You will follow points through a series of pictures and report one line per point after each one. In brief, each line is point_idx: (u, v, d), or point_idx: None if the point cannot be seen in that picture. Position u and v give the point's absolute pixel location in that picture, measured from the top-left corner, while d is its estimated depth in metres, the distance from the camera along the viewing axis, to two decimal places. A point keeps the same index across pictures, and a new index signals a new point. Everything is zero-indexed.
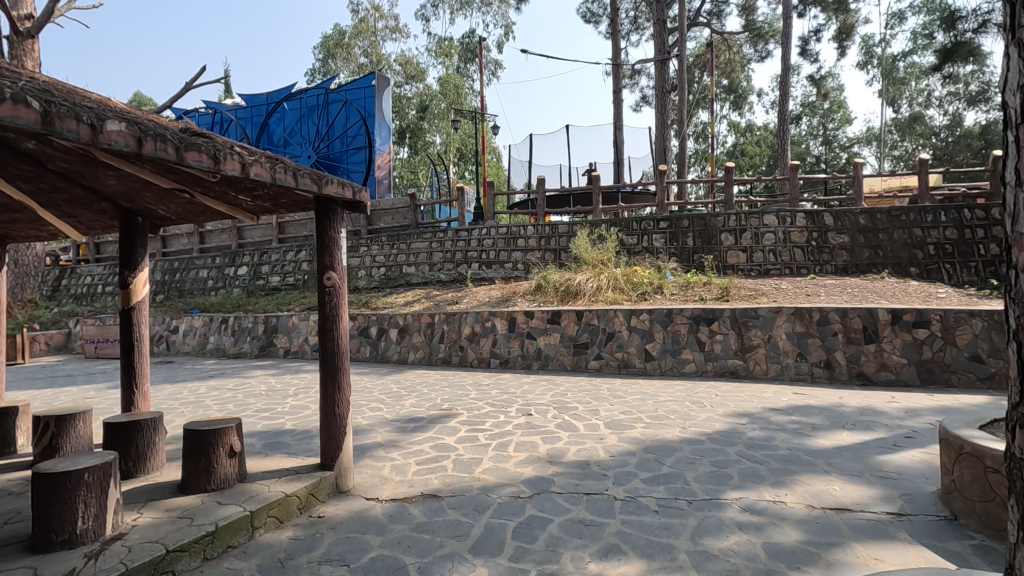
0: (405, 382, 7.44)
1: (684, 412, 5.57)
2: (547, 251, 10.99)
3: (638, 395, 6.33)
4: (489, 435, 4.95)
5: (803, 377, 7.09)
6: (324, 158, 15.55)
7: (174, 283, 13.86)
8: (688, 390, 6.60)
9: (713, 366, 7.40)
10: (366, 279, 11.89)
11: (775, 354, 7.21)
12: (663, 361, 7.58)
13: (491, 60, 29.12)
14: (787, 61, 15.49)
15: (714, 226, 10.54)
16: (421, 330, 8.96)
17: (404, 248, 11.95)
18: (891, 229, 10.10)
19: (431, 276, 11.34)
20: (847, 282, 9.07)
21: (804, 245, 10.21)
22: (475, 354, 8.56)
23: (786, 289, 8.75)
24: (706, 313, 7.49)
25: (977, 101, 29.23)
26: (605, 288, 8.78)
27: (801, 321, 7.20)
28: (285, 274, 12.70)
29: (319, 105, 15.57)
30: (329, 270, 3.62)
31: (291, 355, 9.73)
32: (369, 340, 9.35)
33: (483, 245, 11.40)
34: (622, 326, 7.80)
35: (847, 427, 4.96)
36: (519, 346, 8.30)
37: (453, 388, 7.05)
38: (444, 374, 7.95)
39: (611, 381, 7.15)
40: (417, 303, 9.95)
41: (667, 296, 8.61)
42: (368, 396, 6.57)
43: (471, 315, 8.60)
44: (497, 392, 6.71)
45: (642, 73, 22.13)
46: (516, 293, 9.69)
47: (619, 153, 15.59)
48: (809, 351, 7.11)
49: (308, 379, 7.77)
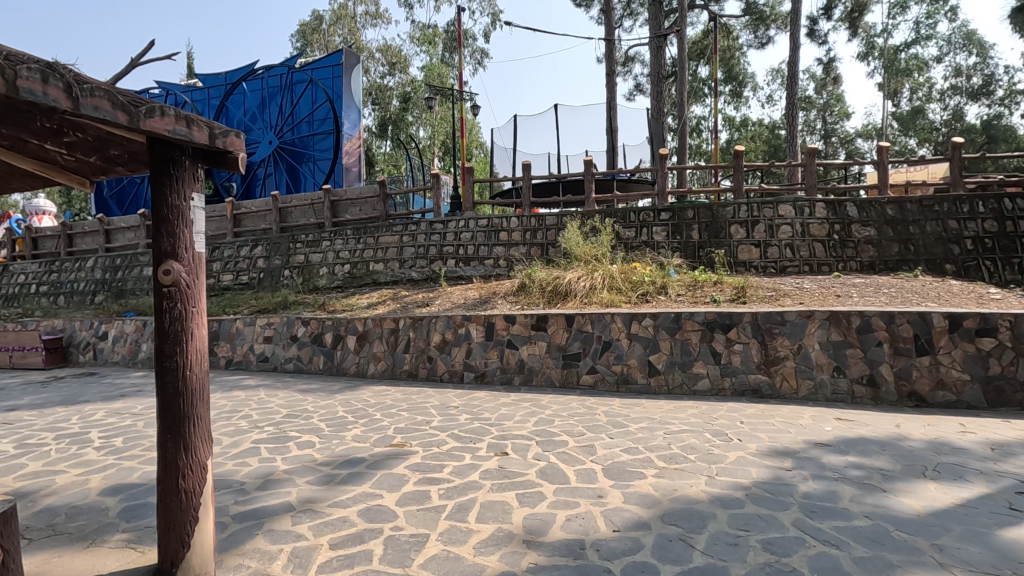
0: (356, 403, 6.08)
1: (705, 450, 4.26)
2: (533, 246, 9.67)
3: (644, 423, 5.03)
4: (444, 490, 3.60)
5: (842, 397, 5.81)
6: (288, 144, 14.19)
7: (115, 282, 12.36)
8: (704, 414, 5.30)
9: (731, 382, 6.11)
10: (329, 277, 10.49)
11: (807, 368, 5.93)
12: (671, 376, 6.28)
13: (477, 49, 27.81)
14: (795, 41, 14.32)
15: (722, 217, 9.28)
16: (383, 337, 7.61)
17: (372, 242, 10.60)
18: (923, 220, 8.92)
19: (401, 275, 9.96)
20: (878, 280, 7.83)
21: (825, 239, 8.95)
22: (445, 366, 7.21)
23: (811, 288, 7.49)
24: (721, 318, 6.22)
25: (979, 95, 28.49)
26: (600, 288, 7.47)
27: (837, 327, 5.93)
28: (238, 272, 11.36)
29: (282, 85, 14.19)
30: (168, 260, 2.24)
31: (234, 366, 8.45)
32: (323, 349, 7.96)
33: (460, 238, 10.05)
34: (621, 334, 6.51)
35: (930, 476, 3.67)
36: (498, 356, 6.97)
37: (416, 410, 5.72)
38: (407, 391, 6.60)
39: (609, 402, 5.83)
40: (381, 306, 8.58)
41: (672, 298, 7.32)
42: (303, 425, 5.21)
43: (442, 320, 7.29)
44: (466, 417, 5.39)
45: (636, 61, 20.90)
46: (496, 293, 8.35)
47: (613, 140, 14.30)
48: (848, 365, 5.85)
49: (240, 399, 6.37)
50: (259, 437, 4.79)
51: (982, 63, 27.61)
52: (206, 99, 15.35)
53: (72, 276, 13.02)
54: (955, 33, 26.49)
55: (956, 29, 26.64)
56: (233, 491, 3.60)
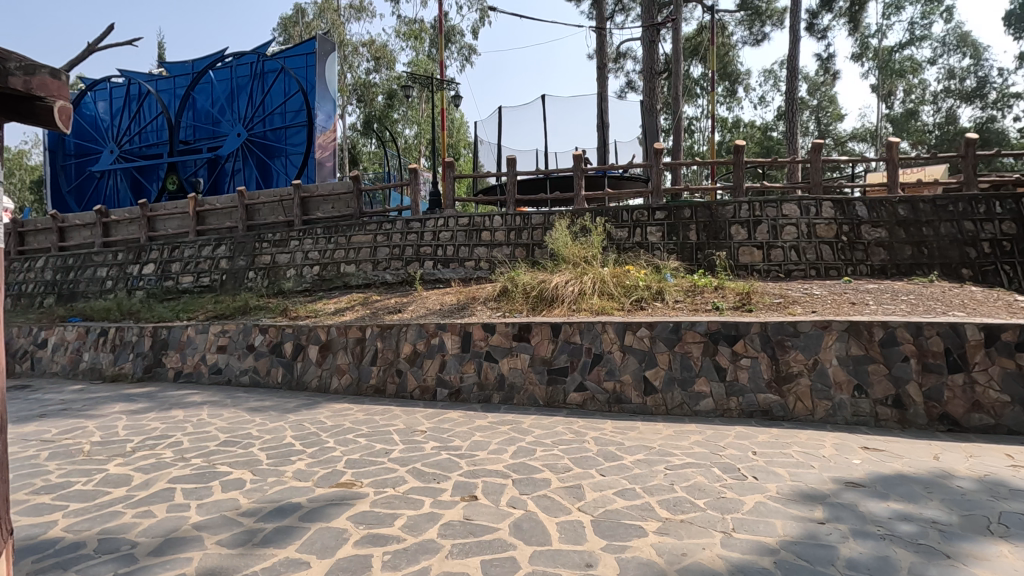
0: (308, 425, 5.27)
1: (717, 494, 3.51)
2: (518, 247, 8.91)
3: (641, 454, 4.29)
4: (390, 554, 2.81)
5: (864, 420, 5.09)
6: (258, 137, 13.49)
7: (67, 284, 11.52)
8: (710, 442, 4.57)
9: (738, 403, 5.38)
10: (296, 279, 9.65)
11: (824, 386, 5.22)
12: (670, 395, 5.54)
13: (465, 45, 27.08)
14: (795, 35, 13.73)
15: (721, 217, 8.60)
16: (348, 348, 6.83)
17: (343, 242, 9.80)
18: (937, 221, 8.29)
19: (375, 277, 9.15)
20: (893, 286, 7.15)
21: (832, 241, 8.28)
22: (416, 382, 6.42)
23: (822, 295, 6.79)
24: (726, 329, 5.51)
25: (973, 98, 28.24)
26: (590, 293, 6.75)
27: (857, 340, 5.24)
28: (199, 274, 10.50)
29: (252, 75, 13.56)
30: None
31: (183, 378, 7.60)
32: (282, 360, 7.14)
33: (439, 238, 9.28)
34: (613, 346, 5.78)
35: (998, 532, 2.96)
36: (475, 370, 6.19)
37: (377, 435, 4.95)
38: (370, 411, 5.80)
39: (599, 426, 5.08)
40: (350, 312, 7.79)
41: (669, 305, 6.59)
42: (238, 456, 4.40)
43: (413, 329, 6.53)
44: (432, 445, 4.62)
45: (628, 57, 20.27)
46: (476, 298, 7.58)
47: (604, 136, 13.60)
48: (870, 384, 5.14)
49: (177, 420, 5.54)
50: (179, 474, 3.98)
51: (976, 65, 27.34)
52: (172, 88, 14.91)
53: (22, 278, 12.15)
54: (949, 34, 26.20)
55: (951, 30, 26.35)
56: (118, 558, 2.79)
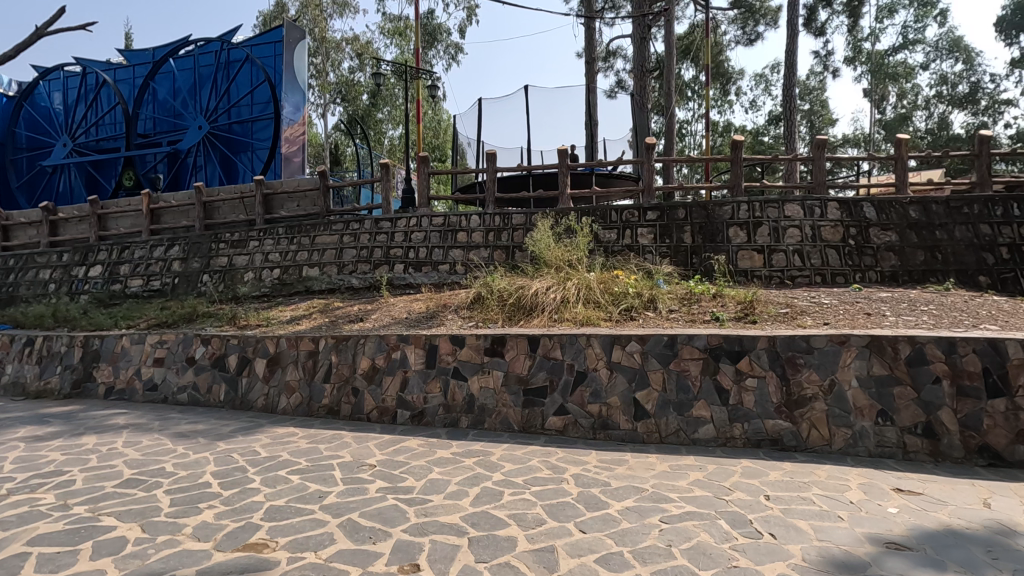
0: (237, 458, 4.43)
1: (729, 563, 2.73)
2: (496, 249, 8.14)
3: (630, 501, 3.50)
4: None
5: (891, 452, 4.36)
6: (222, 130, 13.34)
7: (7, 288, 10.60)
8: (713, 483, 3.81)
9: (743, 430, 4.62)
10: (253, 283, 8.78)
11: (843, 413, 4.49)
12: (664, 421, 4.78)
13: (452, 44, 26.38)
14: (792, 30, 13.10)
15: (718, 218, 7.90)
16: (299, 362, 6.01)
17: (307, 243, 8.98)
18: (951, 224, 7.64)
19: (339, 282, 8.32)
20: (910, 295, 6.45)
21: (839, 245, 7.58)
22: (374, 402, 5.61)
23: (833, 304, 6.07)
24: (729, 344, 4.78)
25: (965, 103, 28.00)
26: (573, 301, 6.00)
27: (880, 358, 4.52)
28: (150, 277, 9.62)
29: (217, 65, 13.46)
30: None
31: (114, 394, 6.73)
32: (225, 375, 6.30)
33: (411, 238, 8.49)
34: (599, 362, 5.02)
35: None
36: (441, 390, 5.40)
37: (318, 471, 4.13)
38: (316, 438, 4.98)
39: (581, 460, 4.30)
40: (305, 320, 6.96)
41: (662, 316, 5.84)
42: (134, 502, 3.55)
43: (372, 341, 5.74)
44: (378, 487, 3.80)
45: (618, 56, 19.66)
46: (447, 306, 6.79)
47: (592, 134, 12.88)
48: (896, 410, 4.43)
49: (84, 450, 4.67)
50: (46, 531, 3.13)
51: (968, 70, 27.12)
52: (131, 79, 14.69)
53: None
54: (942, 39, 25.90)
55: (943, 34, 26.05)
56: None
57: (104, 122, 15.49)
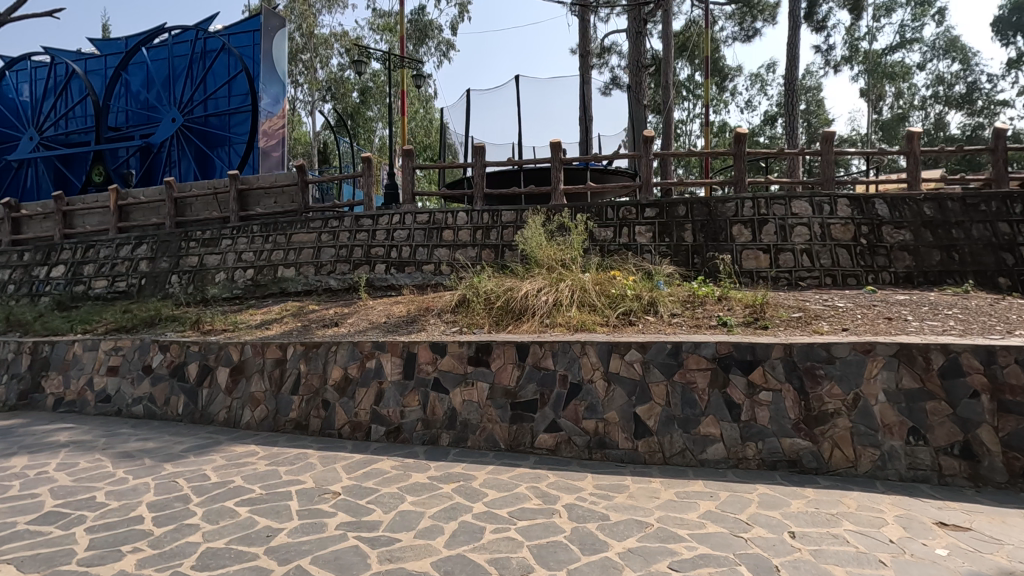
0: (181, 485, 3.86)
1: None
2: (485, 248, 7.61)
3: (634, 541, 2.97)
4: None
5: (924, 476, 3.86)
6: (198, 122, 13.49)
7: None
8: (728, 516, 3.28)
9: (757, 450, 4.11)
10: (225, 285, 8.20)
11: (869, 431, 3.99)
12: (668, 439, 4.26)
13: (443, 41, 25.85)
14: (793, 23, 12.66)
15: (721, 215, 7.41)
16: (264, 371, 5.45)
17: (282, 242, 8.42)
18: (968, 222, 7.18)
19: (316, 284, 7.75)
20: (931, 298, 5.97)
21: (850, 244, 7.11)
22: (346, 417, 5.06)
23: (850, 308, 5.58)
24: (740, 352, 4.28)
25: (961, 103, 27.78)
26: (567, 303, 5.49)
27: (911, 369, 4.03)
28: (115, 277, 9.03)
29: (192, 54, 13.58)
30: None
31: (63, 405, 6.16)
32: (184, 386, 5.73)
33: (393, 237, 7.95)
34: (595, 373, 4.51)
35: None
36: (420, 404, 4.86)
37: (271, 502, 3.56)
38: (277, 458, 4.42)
39: (576, 486, 3.77)
40: (276, 325, 6.41)
41: (664, 320, 5.33)
42: (43, 545, 2.99)
43: (345, 349, 5.19)
44: (338, 523, 3.24)
45: (613, 52, 19.21)
46: (430, 309, 6.26)
47: (587, 129, 12.39)
48: (928, 428, 3.94)
49: (9, 475, 4.09)
50: None
51: (965, 70, 26.90)
52: (103, 69, 14.64)
53: None
54: (939, 38, 25.65)
55: (940, 34, 25.79)
56: None
57: (74, 114, 14.91)
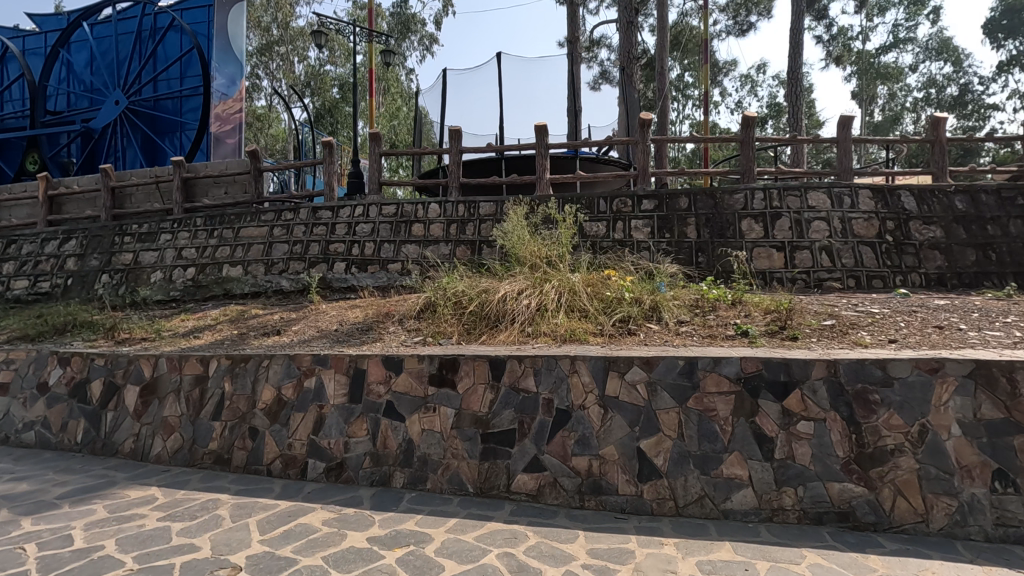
0: (27, 556, 2.83)
1: None
2: (460, 244, 6.65)
3: None
4: None
5: (1016, 534, 2.96)
6: (144, 104, 12.75)
7: None
8: None
9: (798, 498, 3.19)
10: (161, 286, 7.13)
11: (942, 475, 3.08)
12: (682, 483, 3.32)
13: (427, 35, 24.87)
14: (796, 10, 11.91)
15: (728, 209, 6.54)
16: (180, 392, 4.42)
17: (229, 237, 7.39)
18: (1005, 218, 6.38)
19: (264, 284, 6.71)
20: (977, 303, 5.12)
21: (875, 242, 6.26)
22: (277, 449, 4.06)
23: (890, 315, 4.69)
24: (772, 371, 3.36)
25: (953, 107, 27.48)
26: (552, 306, 4.55)
27: (997, 394, 3.11)
28: (37, 277, 7.94)
29: (138, 30, 12.79)
30: None
31: None
32: (83, 407, 4.70)
33: (356, 231, 6.95)
34: (587, 396, 3.56)
35: None
36: (368, 434, 3.87)
37: None
38: (175, 509, 3.40)
39: (563, 554, 2.80)
40: (206, 333, 5.39)
41: (666, 326, 4.43)
42: None
43: (279, 363, 4.19)
44: None
45: (602, 46, 18.42)
46: (390, 313, 5.29)
47: (575, 117, 11.39)
48: (1020, 471, 3.03)
49: None
50: None
51: (957, 73, 26.62)
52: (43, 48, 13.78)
53: None
54: (931, 39, 25.33)
55: (933, 35, 25.45)
56: None
57: (9, 96, 13.83)
